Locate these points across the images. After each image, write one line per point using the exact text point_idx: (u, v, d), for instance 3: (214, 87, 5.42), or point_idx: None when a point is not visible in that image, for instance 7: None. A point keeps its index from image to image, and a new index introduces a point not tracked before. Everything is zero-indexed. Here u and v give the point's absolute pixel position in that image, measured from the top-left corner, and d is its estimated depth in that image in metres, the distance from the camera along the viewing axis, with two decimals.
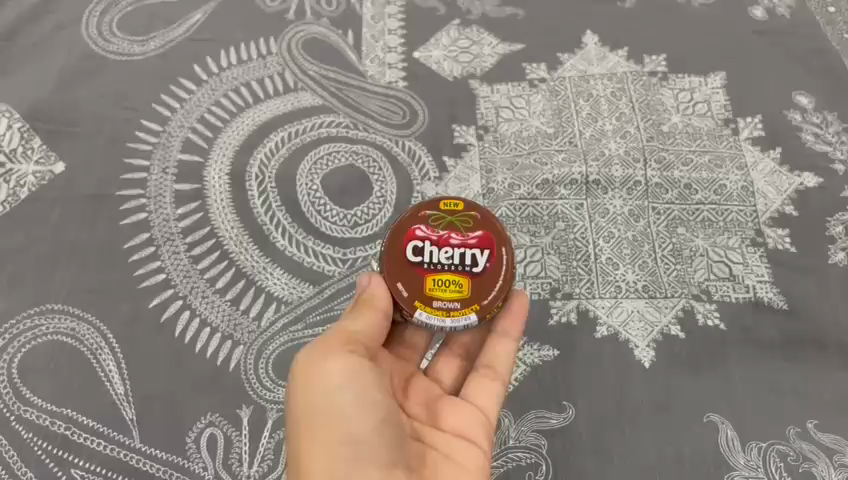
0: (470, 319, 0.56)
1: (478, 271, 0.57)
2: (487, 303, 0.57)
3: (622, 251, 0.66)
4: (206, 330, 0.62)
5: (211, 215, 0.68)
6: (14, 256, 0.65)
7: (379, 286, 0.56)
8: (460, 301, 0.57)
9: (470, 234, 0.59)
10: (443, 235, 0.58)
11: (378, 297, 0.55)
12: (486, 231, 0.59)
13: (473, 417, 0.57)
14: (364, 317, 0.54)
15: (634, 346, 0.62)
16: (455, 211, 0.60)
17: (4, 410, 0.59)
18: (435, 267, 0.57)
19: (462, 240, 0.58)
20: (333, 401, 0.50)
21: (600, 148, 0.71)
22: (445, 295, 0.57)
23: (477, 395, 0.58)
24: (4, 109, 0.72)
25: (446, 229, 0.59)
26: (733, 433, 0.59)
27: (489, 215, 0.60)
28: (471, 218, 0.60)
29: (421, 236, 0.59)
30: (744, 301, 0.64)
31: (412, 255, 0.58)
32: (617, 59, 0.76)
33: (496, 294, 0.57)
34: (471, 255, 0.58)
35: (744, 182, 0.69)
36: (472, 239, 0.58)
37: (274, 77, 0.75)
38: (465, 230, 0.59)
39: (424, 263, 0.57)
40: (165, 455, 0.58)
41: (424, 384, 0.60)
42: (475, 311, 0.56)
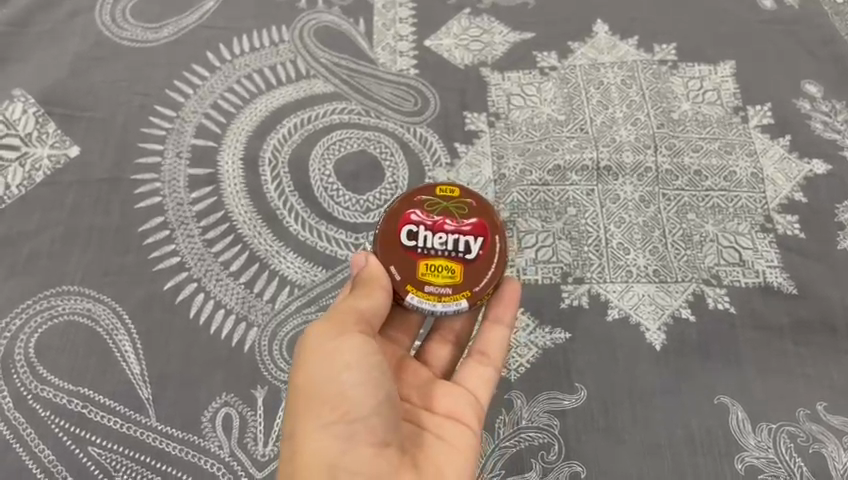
0: (461, 305, 0.57)
1: (471, 258, 0.58)
2: (478, 289, 0.57)
3: (632, 236, 0.66)
4: (221, 312, 0.63)
5: (225, 199, 0.68)
6: (30, 238, 0.66)
7: (378, 266, 0.55)
8: (452, 287, 0.57)
9: (465, 221, 0.59)
10: (438, 221, 0.59)
11: (380, 277, 0.55)
12: (481, 220, 0.59)
13: (467, 401, 0.57)
14: (371, 296, 0.53)
15: (645, 329, 0.62)
16: (452, 198, 0.60)
17: (21, 389, 0.60)
18: (428, 253, 0.57)
19: (457, 227, 0.59)
20: (336, 375, 0.49)
21: (611, 135, 0.72)
22: (437, 280, 0.57)
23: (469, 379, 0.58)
24: (19, 94, 0.73)
25: (441, 215, 0.59)
26: (743, 415, 0.59)
27: (484, 203, 0.60)
28: (466, 205, 0.60)
29: (415, 221, 0.59)
30: (754, 285, 0.64)
31: (406, 240, 0.58)
32: (627, 48, 0.77)
33: (487, 282, 0.57)
34: (465, 241, 0.58)
35: (754, 168, 0.70)
36: (466, 226, 0.59)
37: (287, 64, 0.76)
38: (460, 217, 0.59)
39: (418, 248, 0.57)
40: (181, 434, 0.58)
41: (416, 367, 0.59)
42: (466, 297, 0.57)
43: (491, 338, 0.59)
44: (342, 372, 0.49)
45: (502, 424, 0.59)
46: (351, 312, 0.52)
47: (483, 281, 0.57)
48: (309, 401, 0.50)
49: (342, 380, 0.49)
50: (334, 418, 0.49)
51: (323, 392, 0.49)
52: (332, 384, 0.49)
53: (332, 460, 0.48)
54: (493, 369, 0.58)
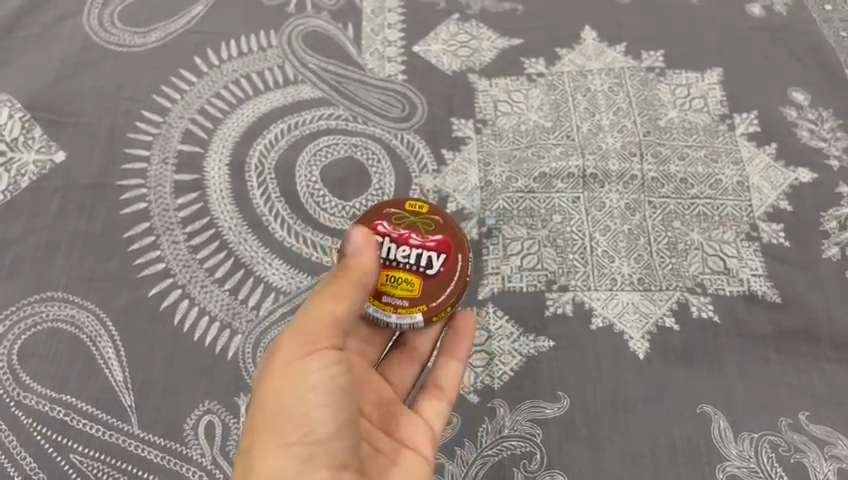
0: (416, 319, 0.56)
1: (431, 274, 0.56)
2: (435, 305, 0.56)
3: (617, 244, 0.66)
4: (205, 319, 0.63)
5: (211, 205, 0.68)
6: (14, 244, 0.66)
7: (360, 256, 0.51)
8: (409, 300, 0.56)
9: (430, 237, 0.58)
10: (404, 234, 0.58)
11: (361, 273, 0.51)
12: (446, 237, 0.58)
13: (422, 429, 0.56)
14: (345, 302, 0.50)
15: (629, 338, 0.62)
16: (420, 214, 0.59)
17: (4, 396, 0.60)
18: (390, 264, 0.56)
19: (421, 241, 0.57)
20: (298, 396, 0.48)
21: (598, 142, 0.72)
22: (395, 292, 0.56)
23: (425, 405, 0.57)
24: (5, 99, 0.73)
25: (408, 228, 0.58)
26: (725, 424, 0.59)
27: (451, 222, 0.60)
28: (434, 222, 0.59)
29: (381, 232, 0.58)
30: (738, 294, 0.64)
31: None
32: (615, 55, 0.77)
33: (445, 298, 0.56)
34: (429, 256, 0.57)
35: (740, 176, 0.70)
36: (431, 242, 0.58)
37: (274, 70, 0.76)
38: (426, 232, 0.58)
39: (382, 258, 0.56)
40: (163, 441, 0.58)
41: (372, 384, 0.58)
42: (422, 312, 0.56)
43: (446, 372, 0.58)
44: (308, 395, 0.48)
45: (485, 433, 0.59)
46: (322, 325, 0.49)
47: (442, 297, 0.56)
48: (270, 418, 0.48)
49: (306, 402, 0.48)
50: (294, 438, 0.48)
51: (285, 412, 0.48)
52: (295, 405, 0.48)
53: None
54: (446, 404, 0.58)
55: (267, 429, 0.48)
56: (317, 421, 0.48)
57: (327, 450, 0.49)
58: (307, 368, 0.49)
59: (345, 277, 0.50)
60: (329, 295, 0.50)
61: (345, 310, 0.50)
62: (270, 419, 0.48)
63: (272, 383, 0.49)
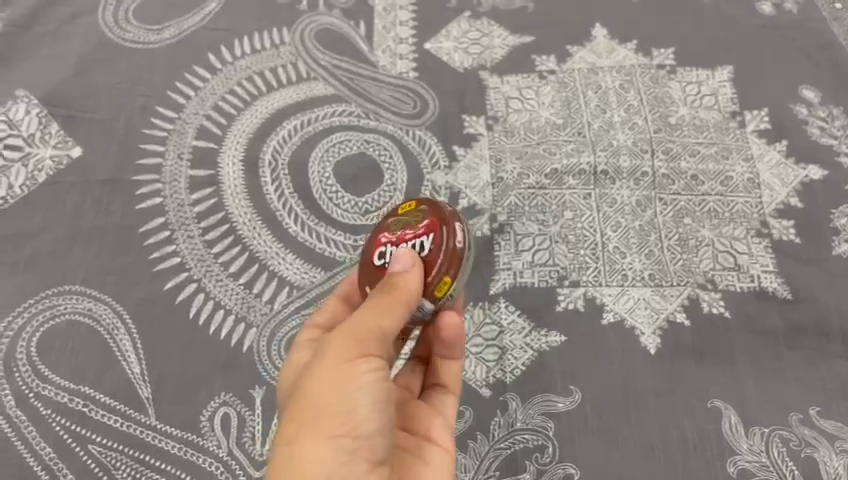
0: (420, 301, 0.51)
1: (422, 256, 0.52)
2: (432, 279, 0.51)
3: (629, 240, 0.67)
4: (220, 312, 0.64)
5: (225, 200, 0.69)
6: (32, 238, 0.67)
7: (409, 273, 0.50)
8: None
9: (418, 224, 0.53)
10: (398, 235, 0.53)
11: (412, 293, 0.49)
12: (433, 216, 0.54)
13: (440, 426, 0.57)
14: (396, 309, 0.49)
15: (640, 333, 0.63)
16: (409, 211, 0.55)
17: (23, 387, 0.61)
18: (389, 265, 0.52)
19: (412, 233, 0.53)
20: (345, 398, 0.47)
21: (609, 139, 0.72)
22: None
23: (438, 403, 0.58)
24: (22, 95, 0.73)
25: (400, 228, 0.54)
26: (736, 418, 0.60)
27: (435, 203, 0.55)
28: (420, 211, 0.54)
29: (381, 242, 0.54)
30: (749, 290, 0.65)
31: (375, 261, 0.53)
32: (626, 52, 0.77)
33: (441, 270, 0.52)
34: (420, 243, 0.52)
35: (751, 173, 0.70)
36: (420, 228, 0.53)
37: (287, 66, 0.76)
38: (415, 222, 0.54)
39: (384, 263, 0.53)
40: (180, 433, 0.59)
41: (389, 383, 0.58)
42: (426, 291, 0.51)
43: (448, 371, 0.59)
44: (356, 397, 0.47)
45: (497, 426, 0.60)
46: (371, 330, 0.49)
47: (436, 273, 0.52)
48: (315, 417, 0.47)
49: (354, 403, 0.47)
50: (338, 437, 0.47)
51: (333, 411, 0.47)
52: (343, 406, 0.47)
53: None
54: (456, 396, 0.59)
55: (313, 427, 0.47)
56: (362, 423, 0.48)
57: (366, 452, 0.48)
58: (356, 370, 0.48)
59: (396, 286, 0.49)
60: (379, 303, 0.49)
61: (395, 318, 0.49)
62: (315, 418, 0.47)
63: (319, 382, 0.48)
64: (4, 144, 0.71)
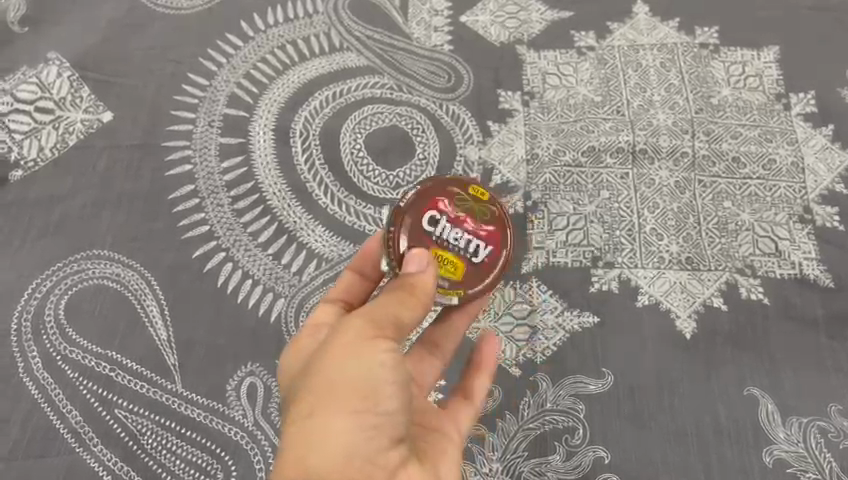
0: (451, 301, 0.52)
1: (475, 261, 0.52)
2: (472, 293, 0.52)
3: (666, 222, 0.65)
4: (248, 281, 0.63)
5: (256, 169, 0.68)
6: (61, 202, 0.66)
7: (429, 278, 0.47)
8: (447, 279, 0.52)
9: (482, 224, 0.53)
10: (459, 216, 0.53)
11: (425, 292, 0.47)
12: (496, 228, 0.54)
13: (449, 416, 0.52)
14: (410, 306, 0.46)
15: (676, 317, 0.61)
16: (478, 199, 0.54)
17: (51, 350, 0.60)
18: (442, 242, 0.52)
19: (474, 228, 0.53)
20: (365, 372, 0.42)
21: (648, 119, 0.70)
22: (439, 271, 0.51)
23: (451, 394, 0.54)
24: (54, 57, 0.73)
25: (465, 210, 0.53)
26: (773, 407, 0.58)
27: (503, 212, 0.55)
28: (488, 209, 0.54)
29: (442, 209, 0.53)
30: (789, 277, 0.63)
31: (428, 225, 0.52)
32: (668, 30, 0.75)
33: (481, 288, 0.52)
34: (477, 244, 0.53)
35: (794, 157, 0.68)
36: (482, 230, 0.53)
37: (320, 36, 0.75)
38: (480, 218, 0.53)
39: (434, 235, 0.52)
40: (205, 401, 0.58)
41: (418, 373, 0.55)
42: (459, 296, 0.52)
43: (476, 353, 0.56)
44: (376, 373, 0.42)
45: (526, 406, 0.58)
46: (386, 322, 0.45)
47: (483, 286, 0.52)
48: (323, 398, 0.42)
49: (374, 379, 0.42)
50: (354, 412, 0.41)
51: (342, 388, 0.42)
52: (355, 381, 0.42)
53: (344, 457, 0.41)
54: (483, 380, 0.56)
55: (320, 410, 0.41)
56: (380, 400, 0.42)
57: (383, 437, 0.43)
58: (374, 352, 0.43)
59: (412, 282, 0.46)
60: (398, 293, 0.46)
61: (413, 311, 0.46)
62: (324, 398, 0.41)
63: (332, 361, 0.43)
64: (35, 106, 0.70)
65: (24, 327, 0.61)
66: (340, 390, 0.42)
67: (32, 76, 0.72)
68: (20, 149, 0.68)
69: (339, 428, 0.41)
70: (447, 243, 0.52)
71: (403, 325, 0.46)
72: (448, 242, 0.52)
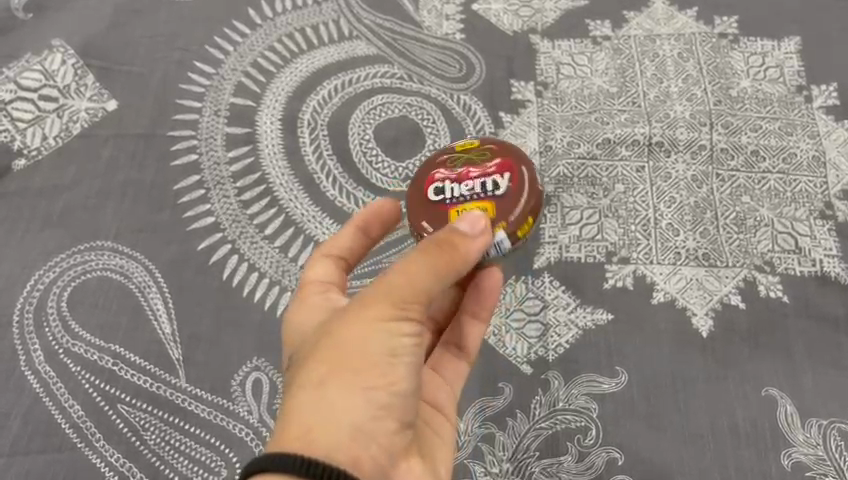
0: (500, 237, 0.49)
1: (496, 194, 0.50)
2: (514, 218, 0.49)
3: (683, 217, 0.64)
4: (254, 275, 0.62)
5: (262, 160, 0.67)
6: (65, 192, 0.65)
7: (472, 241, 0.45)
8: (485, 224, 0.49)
9: (487, 163, 0.52)
10: (462, 172, 0.52)
11: (465, 257, 0.44)
12: (503, 159, 0.52)
13: (444, 392, 0.52)
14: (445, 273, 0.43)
15: (692, 314, 0.60)
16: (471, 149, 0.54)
17: (52, 343, 0.59)
18: (457, 200, 0.50)
19: (481, 171, 0.52)
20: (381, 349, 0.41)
21: (665, 110, 0.68)
22: None
23: (448, 372, 0.53)
24: (58, 44, 0.71)
25: (464, 165, 0.53)
26: (792, 409, 0.57)
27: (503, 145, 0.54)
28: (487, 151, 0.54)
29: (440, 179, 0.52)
30: (809, 275, 0.61)
31: (433, 195, 0.51)
32: (686, 19, 0.73)
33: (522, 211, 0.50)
34: (492, 180, 0.51)
35: (816, 151, 0.66)
36: (490, 167, 0.52)
37: (329, 24, 0.74)
38: (482, 161, 0.53)
39: (446, 200, 0.51)
40: (210, 396, 0.57)
41: None
42: (502, 227, 0.49)
43: (469, 333, 0.54)
44: (391, 351, 0.41)
45: (538, 405, 0.57)
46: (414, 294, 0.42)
47: (520, 209, 0.50)
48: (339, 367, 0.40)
49: (390, 357, 0.41)
50: (367, 388, 0.40)
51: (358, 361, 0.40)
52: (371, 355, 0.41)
53: (351, 433, 0.39)
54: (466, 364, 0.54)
55: (332, 383, 0.40)
56: (396, 378, 0.41)
57: (391, 416, 0.41)
58: (395, 330, 0.41)
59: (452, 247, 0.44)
60: (434, 257, 0.43)
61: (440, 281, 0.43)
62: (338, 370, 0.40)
63: (349, 330, 0.41)
64: (39, 93, 0.69)
65: (25, 320, 0.60)
66: (356, 364, 0.40)
67: (36, 63, 0.70)
68: (23, 137, 0.67)
69: (351, 400, 0.40)
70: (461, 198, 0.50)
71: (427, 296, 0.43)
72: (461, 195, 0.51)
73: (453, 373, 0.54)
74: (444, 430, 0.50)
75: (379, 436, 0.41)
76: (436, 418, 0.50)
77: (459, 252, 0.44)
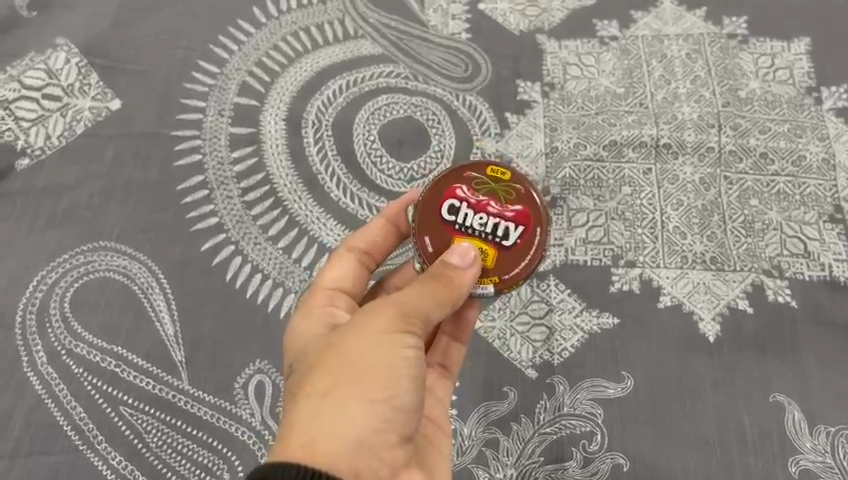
0: (487, 290, 0.49)
1: (502, 243, 0.50)
2: (509, 277, 0.49)
3: (690, 220, 0.63)
4: (258, 276, 0.61)
5: (266, 160, 0.67)
6: (68, 192, 0.65)
7: (467, 273, 0.46)
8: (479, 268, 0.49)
9: (509, 206, 0.51)
10: (482, 201, 0.51)
11: (460, 286, 0.45)
12: (526, 208, 0.51)
13: (438, 407, 0.52)
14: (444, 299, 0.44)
15: (699, 319, 0.59)
16: (501, 180, 0.52)
17: (55, 344, 0.59)
18: (465, 231, 0.50)
19: (499, 211, 0.50)
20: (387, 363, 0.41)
21: (673, 112, 0.68)
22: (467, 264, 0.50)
23: (436, 387, 0.53)
24: (62, 43, 0.71)
25: (487, 194, 0.51)
26: (800, 416, 0.56)
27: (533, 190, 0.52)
28: (514, 190, 0.51)
29: (460, 197, 0.51)
30: (818, 279, 0.60)
31: (446, 214, 0.50)
32: (695, 20, 0.72)
33: (523, 267, 0.50)
34: (505, 226, 0.50)
35: (826, 153, 0.65)
36: (509, 211, 0.50)
37: (334, 23, 0.73)
38: (505, 201, 0.51)
39: (456, 224, 0.50)
40: (212, 399, 0.56)
41: None
42: (493, 283, 0.49)
43: (451, 354, 0.54)
44: (396, 365, 0.42)
45: (542, 409, 0.56)
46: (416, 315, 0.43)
47: (516, 270, 0.50)
48: (343, 381, 0.41)
49: (395, 372, 0.42)
50: (371, 401, 0.41)
51: (361, 375, 0.41)
52: (376, 369, 0.41)
53: (353, 446, 0.39)
54: (449, 383, 0.54)
55: (336, 393, 0.40)
56: (400, 393, 0.42)
57: (394, 430, 0.42)
58: (400, 345, 0.42)
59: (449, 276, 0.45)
60: (434, 284, 0.44)
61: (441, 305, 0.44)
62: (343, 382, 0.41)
63: (354, 342, 0.42)
64: (42, 92, 0.69)
65: (28, 320, 0.59)
66: (361, 378, 0.41)
67: (40, 62, 0.70)
68: (27, 136, 0.67)
69: (355, 413, 0.40)
70: (465, 231, 0.50)
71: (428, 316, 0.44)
72: (467, 228, 0.50)
73: (440, 387, 0.53)
74: (443, 445, 0.50)
75: (382, 449, 0.41)
76: (436, 433, 0.50)
77: (455, 285, 0.45)
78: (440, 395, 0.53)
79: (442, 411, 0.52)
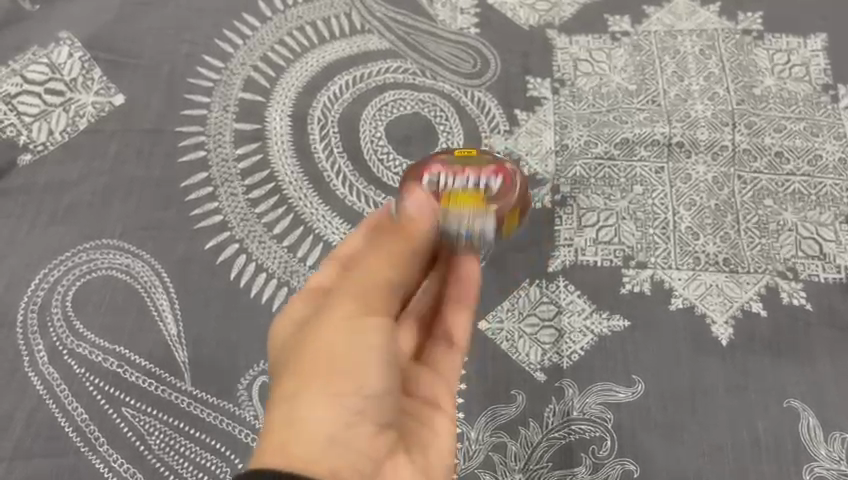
0: (488, 215, 0.48)
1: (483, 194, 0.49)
2: (497, 207, 0.48)
3: (703, 221, 0.62)
4: (262, 275, 0.60)
5: (271, 157, 0.66)
6: (71, 187, 0.64)
7: (423, 214, 0.45)
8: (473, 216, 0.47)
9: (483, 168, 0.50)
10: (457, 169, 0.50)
11: (422, 235, 0.44)
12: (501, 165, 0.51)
13: (442, 387, 0.48)
14: (405, 255, 0.43)
15: (711, 322, 0.58)
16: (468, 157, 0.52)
17: (57, 343, 0.58)
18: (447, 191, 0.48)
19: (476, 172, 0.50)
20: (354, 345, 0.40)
21: (686, 109, 0.66)
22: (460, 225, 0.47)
23: (444, 365, 0.49)
24: (65, 36, 0.70)
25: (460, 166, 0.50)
26: (815, 422, 0.55)
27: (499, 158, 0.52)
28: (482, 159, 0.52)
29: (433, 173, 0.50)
30: (834, 282, 0.59)
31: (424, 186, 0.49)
32: (709, 15, 0.71)
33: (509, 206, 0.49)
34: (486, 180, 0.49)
35: (842, 153, 0.64)
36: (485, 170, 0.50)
37: (341, 17, 0.72)
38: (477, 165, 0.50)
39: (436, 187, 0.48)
40: (216, 400, 0.56)
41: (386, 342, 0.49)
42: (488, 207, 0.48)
43: (454, 322, 0.50)
44: (367, 351, 0.40)
45: (551, 413, 0.55)
46: (378, 286, 0.42)
47: (504, 194, 0.49)
48: (312, 376, 0.39)
49: (366, 357, 0.40)
50: (335, 391, 0.39)
51: (329, 367, 0.39)
52: (342, 354, 0.39)
53: (323, 444, 0.37)
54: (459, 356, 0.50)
55: (302, 386, 0.39)
56: (369, 381, 0.40)
57: (367, 420, 0.40)
58: (367, 325, 0.40)
59: (404, 228, 0.44)
60: (390, 244, 0.43)
61: (404, 268, 0.43)
62: (306, 378, 0.39)
63: (320, 332, 0.40)
64: (45, 87, 0.68)
65: (30, 319, 0.59)
66: (327, 368, 0.39)
67: (42, 56, 0.69)
68: (29, 132, 0.66)
69: (326, 406, 0.38)
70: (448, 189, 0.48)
71: (393, 283, 0.43)
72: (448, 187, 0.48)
73: (448, 365, 0.50)
74: (442, 424, 0.46)
75: (355, 442, 0.39)
76: (432, 411, 0.47)
77: (414, 234, 0.44)
78: (449, 375, 0.49)
79: (448, 389, 0.48)
